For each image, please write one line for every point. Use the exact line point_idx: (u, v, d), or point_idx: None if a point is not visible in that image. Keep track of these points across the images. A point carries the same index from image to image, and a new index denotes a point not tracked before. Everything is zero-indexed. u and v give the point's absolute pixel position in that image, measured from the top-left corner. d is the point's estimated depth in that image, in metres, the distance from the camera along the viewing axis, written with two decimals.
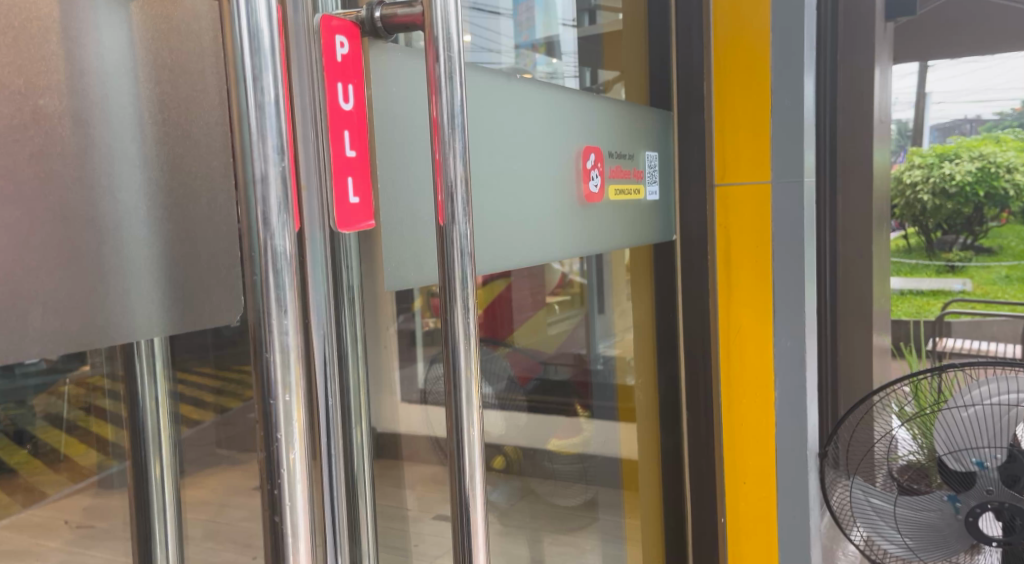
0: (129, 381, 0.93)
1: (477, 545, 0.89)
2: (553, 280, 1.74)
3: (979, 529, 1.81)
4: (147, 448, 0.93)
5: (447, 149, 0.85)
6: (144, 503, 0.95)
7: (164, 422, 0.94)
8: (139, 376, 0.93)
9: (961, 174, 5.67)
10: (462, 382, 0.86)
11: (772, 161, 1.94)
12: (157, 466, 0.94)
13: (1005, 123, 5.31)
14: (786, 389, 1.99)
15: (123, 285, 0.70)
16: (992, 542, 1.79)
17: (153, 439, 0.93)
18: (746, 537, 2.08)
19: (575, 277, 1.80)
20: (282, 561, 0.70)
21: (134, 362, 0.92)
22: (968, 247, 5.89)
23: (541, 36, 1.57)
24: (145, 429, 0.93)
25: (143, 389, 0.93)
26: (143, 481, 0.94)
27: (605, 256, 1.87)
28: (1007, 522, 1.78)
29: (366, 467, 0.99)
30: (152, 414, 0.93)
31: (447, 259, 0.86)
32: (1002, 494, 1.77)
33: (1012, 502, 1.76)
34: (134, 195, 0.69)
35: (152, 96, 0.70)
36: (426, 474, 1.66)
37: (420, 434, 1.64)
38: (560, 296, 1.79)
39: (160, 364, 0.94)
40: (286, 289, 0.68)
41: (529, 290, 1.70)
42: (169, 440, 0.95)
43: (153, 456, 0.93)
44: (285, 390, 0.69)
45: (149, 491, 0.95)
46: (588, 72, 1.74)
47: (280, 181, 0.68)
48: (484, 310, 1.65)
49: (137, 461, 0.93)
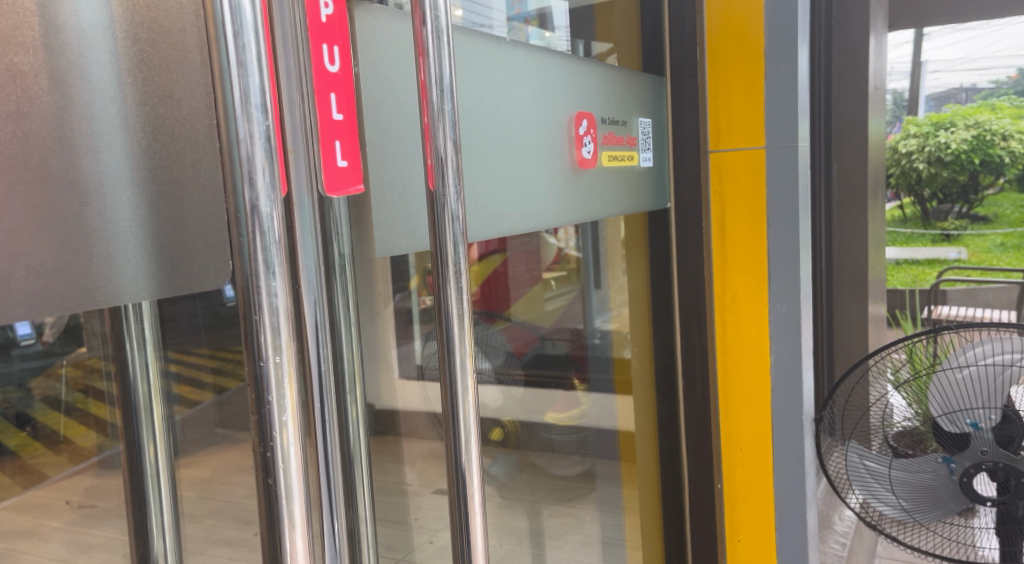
0: (121, 368, 0.94)
1: (472, 509, 0.88)
2: (549, 255, 1.75)
3: (973, 489, 1.83)
4: (140, 435, 0.96)
5: (434, 111, 0.84)
6: (138, 485, 0.97)
7: (155, 399, 0.97)
8: (131, 363, 0.94)
9: (957, 143, 5.88)
10: (455, 347, 0.86)
11: (766, 126, 1.91)
12: (150, 449, 0.97)
13: (1000, 91, 5.71)
14: (781, 356, 1.97)
15: (107, 249, 0.69)
16: (988, 502, 1.82)
17: (146, 422, 0.96)
18: (742, 502, 2.06)
19: (571, 252, 1.81)
20: (276, 524, 0.69)
21: (125, 349, 0.94)
22: (963, 216, 5.95)
23: (534, 9, 1.55)
24: (138, 415, 0.95)
25: (135, 374, 0.95)
26: (136, 464, 0.97)
27: (601, 231, 1.88)
28: (1002, 483, 1.81)
29: (360, 429, 0.98)
30: (146, 402, 0.96)
31: (438, 226, 0.84)
32: (997, 454, 1.80)
33: (1007, 462, 1.78)
34: (117, 156, 0.69)
35: (130, 55, 0.69)
36: (426, 449, 1.56)
37: (419, 411, 1.53)
38: (557, 271, 1.79)
39: (151, 352, 0.95)
40: (274, 251, 0.68)
41: (527, 266, 1.70)
42: (162, 425, 0.98)
43: (147, 441, 0.97)
44: (276, 352, 0.68)
45: (143, 474, 0.97)
46: (581, 43, 1.72)
47: (264, 138, 0.67)
48: (482, 285, 1.61)
49: (132, 446, 0.96)
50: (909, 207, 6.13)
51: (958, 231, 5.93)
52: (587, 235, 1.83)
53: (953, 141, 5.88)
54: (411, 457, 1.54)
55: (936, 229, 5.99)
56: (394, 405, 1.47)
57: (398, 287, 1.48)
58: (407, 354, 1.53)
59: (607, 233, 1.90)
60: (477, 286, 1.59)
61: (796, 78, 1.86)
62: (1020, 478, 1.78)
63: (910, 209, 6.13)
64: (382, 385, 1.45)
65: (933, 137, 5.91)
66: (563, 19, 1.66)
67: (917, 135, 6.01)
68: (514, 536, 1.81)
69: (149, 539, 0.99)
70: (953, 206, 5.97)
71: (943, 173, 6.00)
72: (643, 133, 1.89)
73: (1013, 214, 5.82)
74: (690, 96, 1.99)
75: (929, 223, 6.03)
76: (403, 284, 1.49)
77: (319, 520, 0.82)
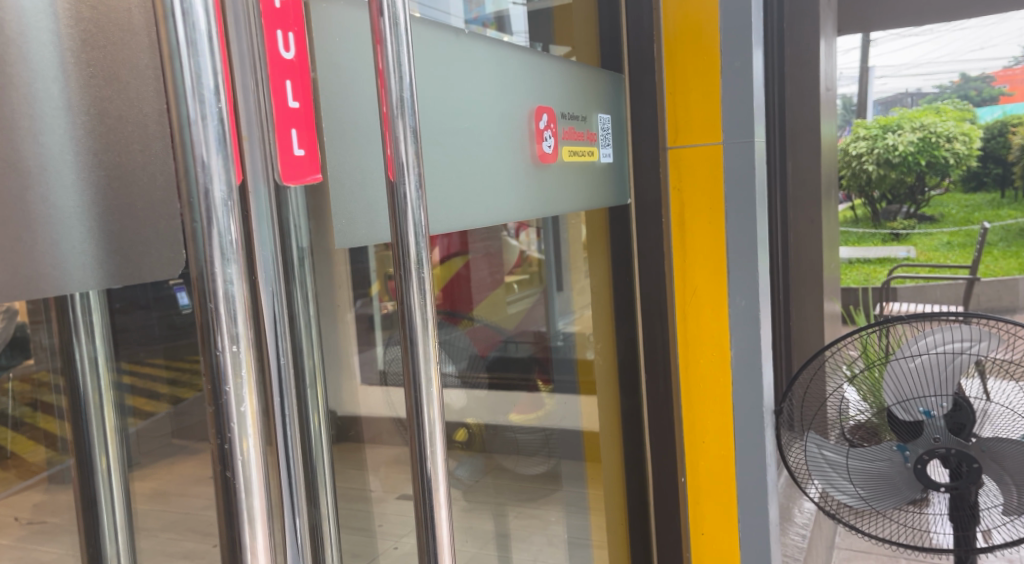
0: (71, 376, 0.89)
1: (437, 497, 0.85)
2: (512, 258, 1.72)
3: (927, 475, 1.85)
4: (92, 442, 0.91)
5: (392, 99, 0.81)
6: (91, 497, 0.92)
7: (108, 414, 0.92)
8: (82, 376, 0.89)
9: (904, 145, 6.38)
10: (418, 338, 0.84)
11: (723, 122, 1.91)
12: (102, 456, 0.92)
13: (945, 95, 6.40)
14: (741, 349, 1.97)
15: (52, 236, 0.66)
16: (941, 488, 1.85)
17: (98, 430, 0.91)
18: (705, 495, 2.07)
19: (534, 254, 1.79)
20: (235, 519, 0.66)
21: (76, 362, 0.89)
22: (912, 216, 6.51)
23: (491, 12, 1.51)
24: (89, 427, 0.91)
25: (85, 384, 0.90)
26: (88, 472, 0.92)
27: (562, 232, 1.86)
28: (954, 469, 1.84)
29: (323, 444, 0.95)
30: (98, 413, 0.91)
31: (398, 216, 0.82)
32: (949, 441, 1.81)
33: (958, 447, 1.80)
34: (61, 139, 0.66)
35: (74, 35, 0.66)
36: (390, 455, 1.51)
37: (383, 416, 1.51)
38: (519, 274, 1.78)
39: (104, 365, 0.91)
40: (229, 235, 0.65)
41: (488, 269, 1.67)
42: (114, 431, 0.93)
43: (99, 447, 0.92)
44: (232, 341, 0.66)
45: (94, 481, 0.92)
46: (540, 46, 1.69)
47: (217, 122, 0.64)
48: (444, 289, 1.59)
49: (83, 453, 0.92)
50: (859, 207, 6.58)
51: (906, 231, 6.41)
52: (548, 238, 1.82)
53: (900, 143, 6.38)
54: (375, 464, 1.48)
55: (885, 229, 6.46)
56: (357, 411, 1.43)
57: (360, 292, 1.47)
58: (370, 359, 1.52)
59: (568, 237, 1.89)
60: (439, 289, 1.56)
61: (751, 74, 1.87)
62: (972, 464, 1.80)
63: (860, 210, 6.56)
64: (346, 392, 1.39)
65: (880, 140, 6.41)
66: (522, 21, 1.63)
67: (866, 139, 6.46)
68: (479, 539, 1.79)
69: (102, 541, 0.93)
70: (902, 207, 6.55)
71: (892, 174, 6.46)
72: (603, 129, 1.89)
73: (957, 214, 6.46)
74: (649, 92, 1.98)
75: (880, 223, 6.50)
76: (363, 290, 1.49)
77: (281, 516, 0.80)
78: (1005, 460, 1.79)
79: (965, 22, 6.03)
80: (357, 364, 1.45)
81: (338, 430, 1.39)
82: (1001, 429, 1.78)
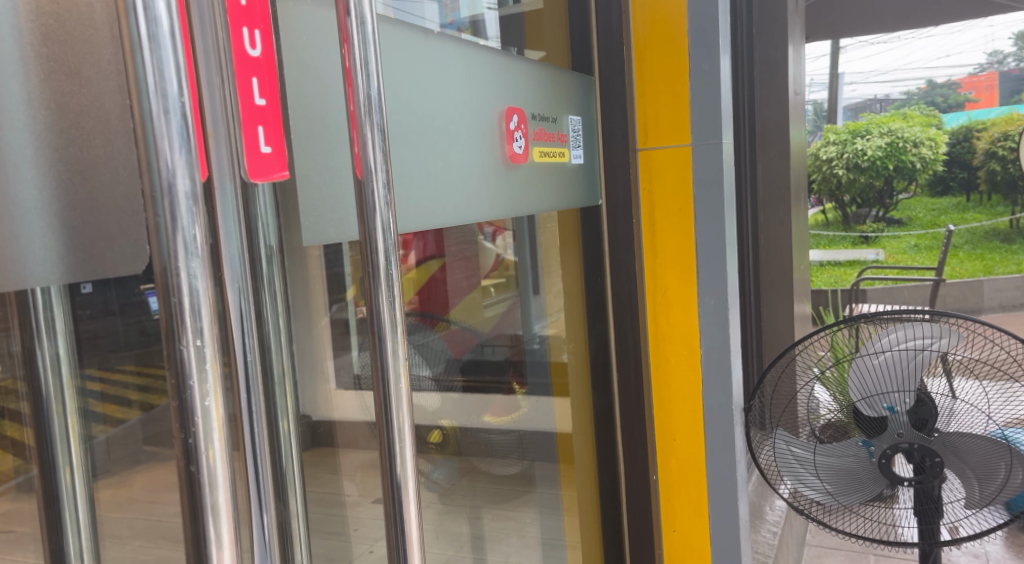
0: (31, 378, 0.88)
1: (408, 499, 0.85)
2: (488, 262, 1.70)
3: (891, 469, 1.87)
4: (55, 454, 0.89)
5: (359, 97, 0.80)
6: (55, 521, 0.90)
7: (73, 431, 0.90)
8: (44, 377, 0.88)
9: (873, 149, 6.65)
10: (387, 336, 0.83)
11: (691, 123, 1.93)
12: (67, 476, 0.90)
13: (911, 102, 6.68)
14: (711, 347, 1.99)
15: (10, 230, 0.66)
16: (904, 482, 1.87)
17: (62, 446, 0.89)
18: (676, 493, 2.10)
19: (508, 258, 1.77)
20: (199, 513, 0.66)
21: (38, 363, 0.88)
22: (881, 219, 6.65)
23: (466, 16, 1.49)
24: (51, 427, 0.88)
25: (47, 385, 0.88)
26: (52, 495, 0.89)
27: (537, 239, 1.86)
28: (918, 464, 1.85)
29: (292, 447, 0.97)
30: (61, 419, 0.89)
31: (367, 213, 0.81)
32: (912, 436, 1.83)
33: (921, 443, 1.83)
34: (21, 132, 0.65)
35: (34, 29, 0.66)
36: (365, 460, 1.45)
37: (358, 421, 1.42)
38: (496, 277, 1.75)
39: (66, 368, 0.90)
40: (193, 231, 0.65)
41: (465, 273, 1.63)
42: (79, 450, 0.91)
43: (64, 466, 0.89)
44: (196, 335, 0.65)
45: (60, 502, 0.89)
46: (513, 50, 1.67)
47: (180, 116, 0.64)
48: (416, 294, 1.52)
49: (48, 471, 0.89)
50: (830, 211, 6.76)
51: (875, 233, 6.58)
52: (525, 245, 1.82)
53: (869, 147, 6.64)
54: (349, 469, 1.43)
55: (855, 233, 6.62)
56: (331, 416, 1.35)
57: (337, 296, 1.40)
58: (344, 364, 1.42)
59: (544, 240, 1.89)
60: (411, 294, 1.51)
61: (718, 76, 1.89)
62: (934, 458, 1.83)
63: (831, 214, 6.74)
64: (319, 396, 1.31)
65: (851, 144, 6.59)
66: (494, 27, 1.59)
67: (836, 142, 6.61)
68: (455, 542, 1.70)
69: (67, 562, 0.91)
70: (871, 210, 6.70)
71: (861, 177, 6.71)
72: (574, 130, 1.91)
73: (923, 216, 6.70)
74: (619, 95, 2.00)
75: (849, 226, 6.67)
76: (342, 294, 1.41)
77: (250, 513, 0.80)
78: (965, 454, 1.81)
79: (930, 30, 6.48)
80: (332, 367, 1.38)
81: (310, 435, 1.29)
82: (962, 424, 1.81)
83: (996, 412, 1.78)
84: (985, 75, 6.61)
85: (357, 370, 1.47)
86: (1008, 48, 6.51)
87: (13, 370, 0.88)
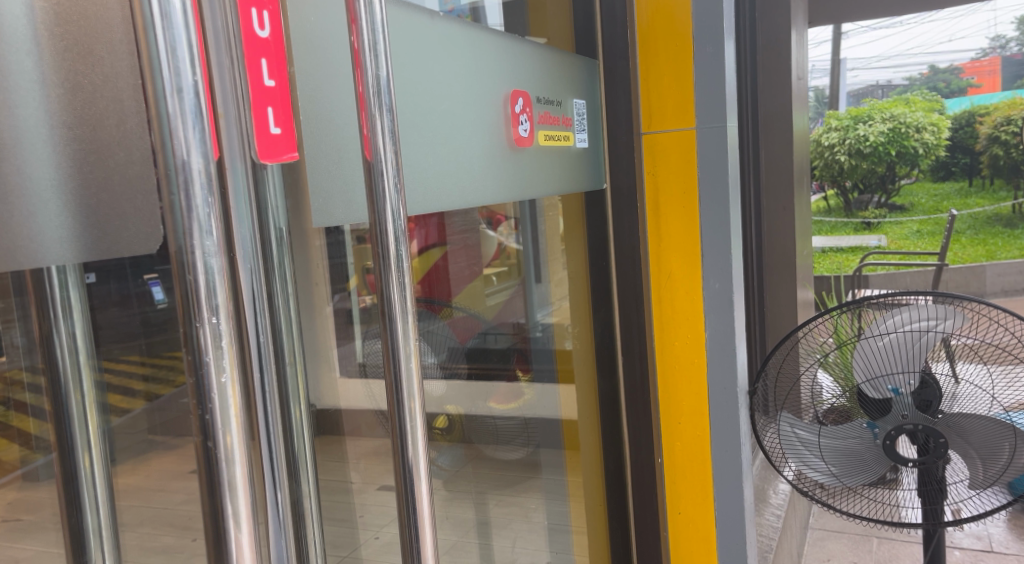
0: (49, 360, 0.86)
1: (419, 476, 0.85)
2: (490, 251, 1.70)
3: (896, 451, 1.88)
4: (73, 431, 0.87)
5: (367, 79, 0.80)
6: (74, 496, 0.89)
7: (90, 410, 0.89)
8: (60, 353, 0.86)
9: (874, 135, 7.46)
10: (397, 316, 0.83)
11: (695, 106, 1.93)
12: (85, 456, 0.88)
13: (914, 86, 7.80)
14: (717, 330, 2.00)
15: (28, 209, 0.67)
16: (909, 463, 1.87)
17: (81, 428, 0.88)
18: (681, 475, 2.11)
19: (511, 246, 1.77)
20: (216, 487, 0.67)
21: (54, 342, 0.85)
22: (881, 205, 7.81)
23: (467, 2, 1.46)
24: (69, 408, 0.87)
25: (65, 365, 0.86)
26: (70, 472, 0.88)
27: (541, 228, 1.86)
28: (921, 444, 1.86)
29: (304, 429, 0.98)
30: (78, 397, 0.87)
31: (376, 193, 0.81)
32: (916, 417, 1.84)
33: (925, 423, 1.83)
34: (36, 113, 0.66)
35: (47, 8, 0.66)
36: (371, 448, 1.42)
37: (363, 409, 1.39)
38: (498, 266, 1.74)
39: (82, 349, 0.88)
40: (207, 207, 0.65)
41: (467, 261, 1.63)
42: (96, 426, 0.89)
43: (81, 447, 0.88)
44: (212, 313, 0.66)
45: (78, 480, 0.88)
46: (516, 35, 1.65)
47: (193, 95, 0.64)
48: (422, 280, 1.53)
49: (65, 451, 0.88)
50: (832, 198, 7.86)
51: (878, 220, 7.73)
52: (527, 232, 1.82)
53: (870, 134, 7.45)
54: (354, 458, 1.39)
55: (857, 219, 7.77)
56: (337, 404, 1.33)
57: (339, 286, 1.34)
58: (349, 353, 1.36)
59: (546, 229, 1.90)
60: (417, 281, 1.51)
61: (723, 60, 1.88)
62: (938, 439, 1.84)
63: (832, 200, 7.85)
64: (322, 384, 1.30)
65: (852, 131, 7.45)
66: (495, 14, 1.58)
67: (838, 129, 7.49)
68: (461, 528, 1.70)
69: (86, 538, 0.90)
70: (874, 197, 7.81)
71: (863, 164, 7.61)
72: (579, 114, 1.92)
73: (926, 203, 7.84)
74: (623, 79, 1.99)
75: (851, 212, 7.83)
76: (342, 283, 1.34)
77: (264, 494, 0.82)
78: (970, 435, 1.81)
79: (934, 17, 7.56)
80: (336, 356, 1.34)
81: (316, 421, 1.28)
82: (965, 406, 1.81)
83: (1001, 394, 1.78)
84: (988, 60, 7.78)
85: (360, 358, 1.38)
86: (1010, 33, 7.63)
87: (15, 361, 0.89)
